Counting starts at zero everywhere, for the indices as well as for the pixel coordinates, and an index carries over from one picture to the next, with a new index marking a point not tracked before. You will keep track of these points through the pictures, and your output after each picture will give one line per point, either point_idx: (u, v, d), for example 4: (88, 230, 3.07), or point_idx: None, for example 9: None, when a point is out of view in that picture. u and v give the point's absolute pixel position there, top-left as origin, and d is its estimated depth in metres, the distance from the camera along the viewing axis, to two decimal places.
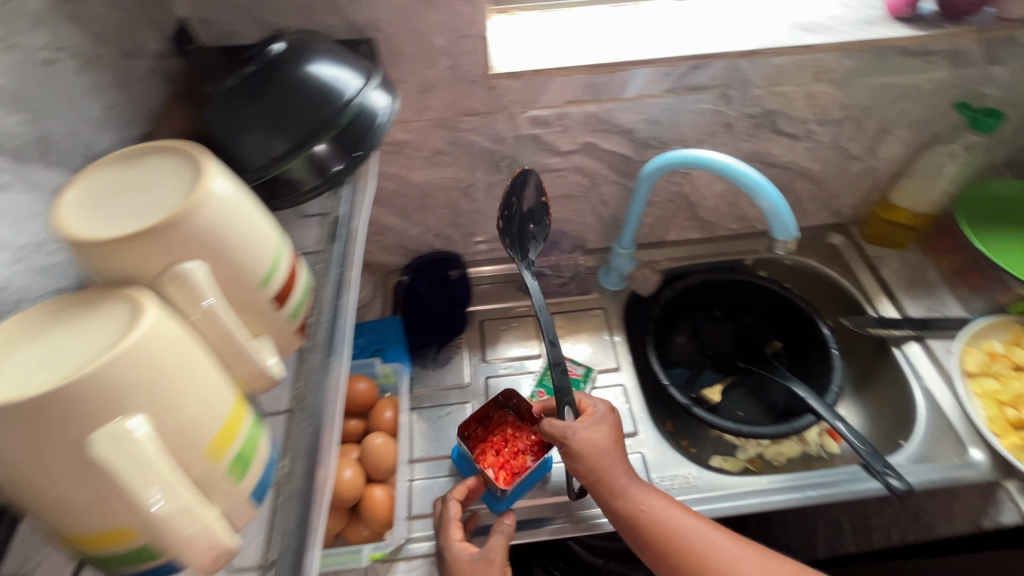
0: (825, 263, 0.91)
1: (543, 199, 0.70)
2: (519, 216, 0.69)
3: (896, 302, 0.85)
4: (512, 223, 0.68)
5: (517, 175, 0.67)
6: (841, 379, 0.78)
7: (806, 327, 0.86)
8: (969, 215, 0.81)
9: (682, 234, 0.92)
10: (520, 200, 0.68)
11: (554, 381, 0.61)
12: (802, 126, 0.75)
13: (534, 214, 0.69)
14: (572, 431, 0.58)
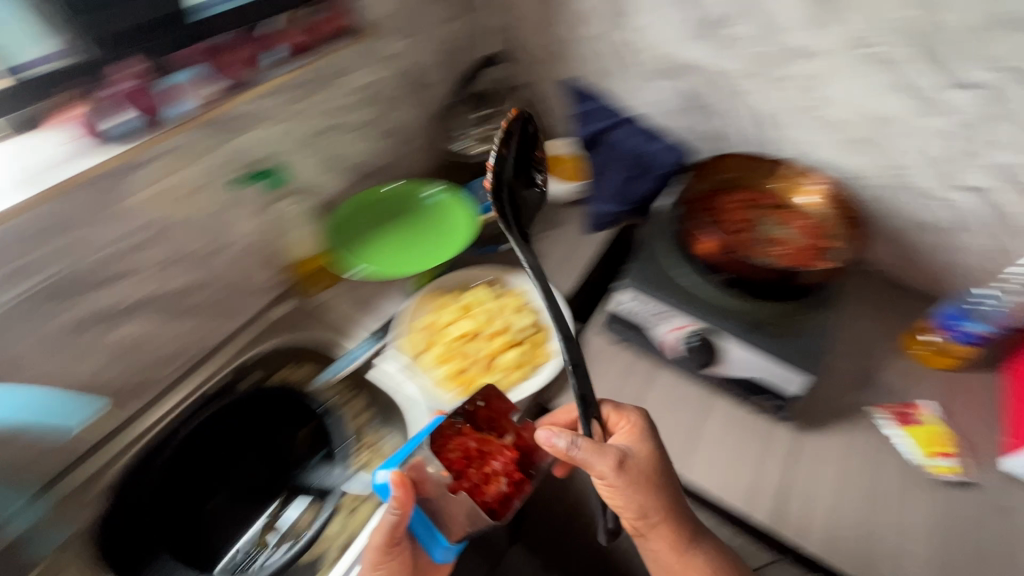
0: (291, 333, 0.93)
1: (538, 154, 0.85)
2: (515, 166, 0.81)
3: (360, 327, 0.93)
4: (519, 177, 0.82)
5: (512, 122, 0.77)
6: (344, 435, 0.85)
7: (299, 406, 0.87)
8: (341, 242, 0.95)
9: (130, 410, 0.83)
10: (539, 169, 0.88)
11: (582, 398, 0.70)
12: (109, 265, 0.71)
13: (530, 141, 0.83)
14: (628, 449, 0.69)
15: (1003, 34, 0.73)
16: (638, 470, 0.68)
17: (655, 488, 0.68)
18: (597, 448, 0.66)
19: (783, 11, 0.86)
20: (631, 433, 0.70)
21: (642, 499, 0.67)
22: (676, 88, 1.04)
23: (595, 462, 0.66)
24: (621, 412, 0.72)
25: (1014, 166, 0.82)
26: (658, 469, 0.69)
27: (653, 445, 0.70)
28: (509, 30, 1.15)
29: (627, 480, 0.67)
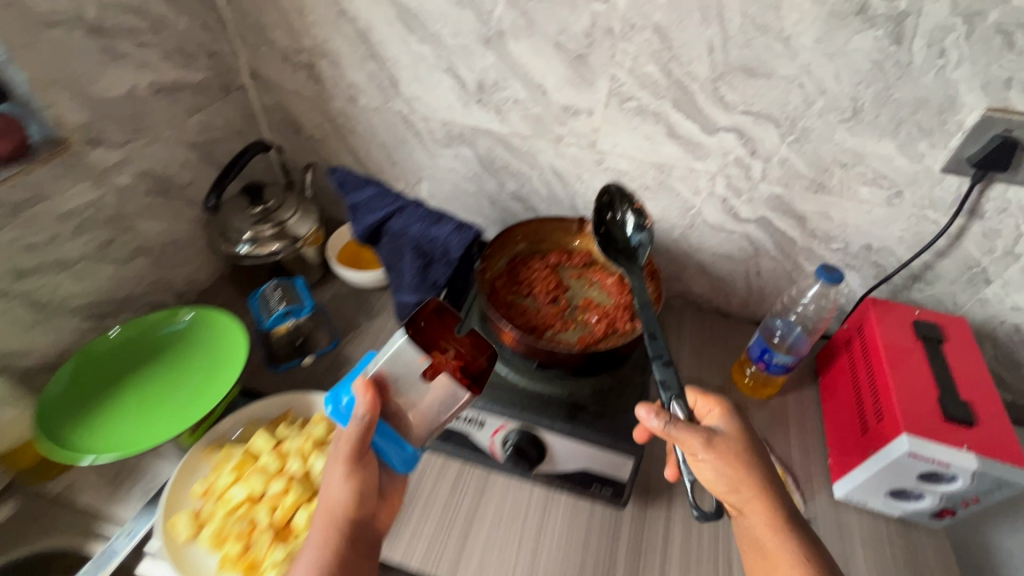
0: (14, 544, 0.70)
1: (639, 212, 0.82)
2: (608, 217, 0.84)
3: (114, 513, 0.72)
4: (614, 223, 0.83)
5: (614, 188, 0.83)
6: None
7: None
8: (52, 433, 0.72)
9: None
10: (612, 208, 0.84)
11: (666, 377, 0.66)
12: None
13: (625, 221, 0.83)
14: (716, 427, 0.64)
15: (739, 82, 0.75)
16: (735, 449, 0.61)
17: (754, 467, 0.60)
18: (698, 434, 0.60)
19: (544, 72, 0.82)
20: (721, 415, 0.66)
21: (740, 471, 0.60)
22: (468, 153, 0.97)
23: (685, 440, 0.61)
24: (714, 398, 0.68)
25: (783, 196, 0.85)
26: (751, 449, 0.63)
27: (744, 428, 0.64)
28: (282, 108, 1.02)
29: (725, 461, 0.60)
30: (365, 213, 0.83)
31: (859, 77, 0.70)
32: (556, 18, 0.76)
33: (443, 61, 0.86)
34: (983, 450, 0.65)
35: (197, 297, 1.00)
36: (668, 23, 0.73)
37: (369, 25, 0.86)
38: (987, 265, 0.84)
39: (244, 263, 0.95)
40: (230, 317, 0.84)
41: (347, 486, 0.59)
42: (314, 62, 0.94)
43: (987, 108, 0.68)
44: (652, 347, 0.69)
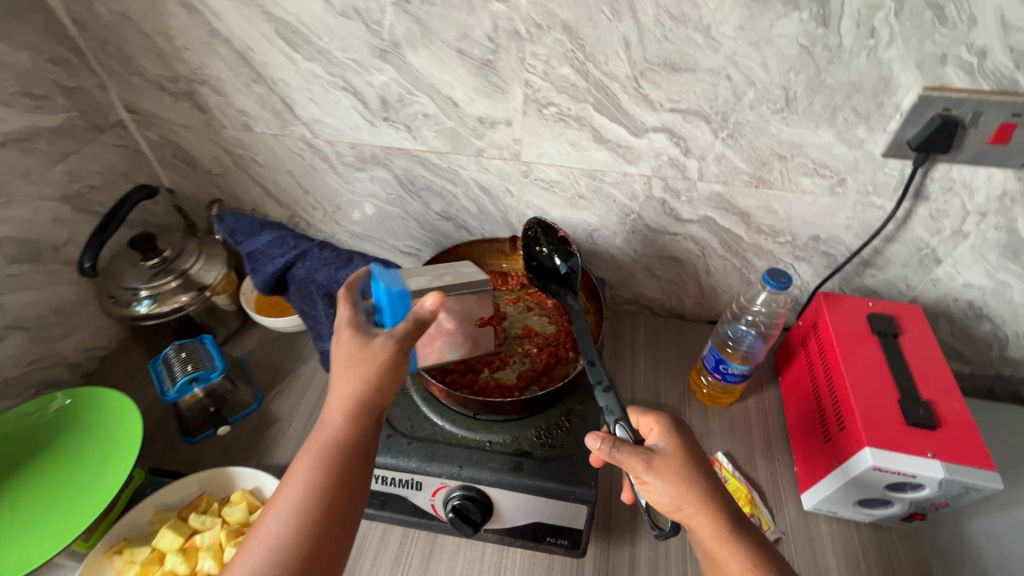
0: None
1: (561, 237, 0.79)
2: (533, 248, 0.79)
3: None
4: (540, 251, 0.79)
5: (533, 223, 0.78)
6: None
7: None
8: None
9: None
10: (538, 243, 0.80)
11: (608, 404, 0.60)
12: None
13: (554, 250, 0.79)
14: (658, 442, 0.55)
15: (662, 78, 0.68)
16: (678, 468, 0.52)
17: (697, 482, 0.52)
18: (640, 455, 0.52)
19: (451, 83, 0.74)
20: (660, 430, 0.56)
21: (687, 489, 0.51)
22: (385, 176, 0.88)
23: (627, 464, 0.53)
24: (650, 412, 0.58)
25: (723, 194, 0.79)
26: (694, 466, 0.53)
27: (691, 446, 0.55)
28: (171, 142, 0.91)
29: (669, 480, 0.52)
30: (262, 263, 0.74)
31: (788, 64, 0.64)
32: (453, 23, 0.68)
33: (338, 79, 0.76)
34: (947, 457, 0.61)
35: (99, 365, 0.90)
36: (576, 20, 0.65)
37: (247, 44, 0.75)
38: (937, 246, 0.80)
39: (146, 323, 0.84)
40: (124, 397, 0.74)
41: (379, 378, 0.52)
42: (195, 90, 0.82)
43: (924, 87, 0.63)
44: (592, 377, 0.63)
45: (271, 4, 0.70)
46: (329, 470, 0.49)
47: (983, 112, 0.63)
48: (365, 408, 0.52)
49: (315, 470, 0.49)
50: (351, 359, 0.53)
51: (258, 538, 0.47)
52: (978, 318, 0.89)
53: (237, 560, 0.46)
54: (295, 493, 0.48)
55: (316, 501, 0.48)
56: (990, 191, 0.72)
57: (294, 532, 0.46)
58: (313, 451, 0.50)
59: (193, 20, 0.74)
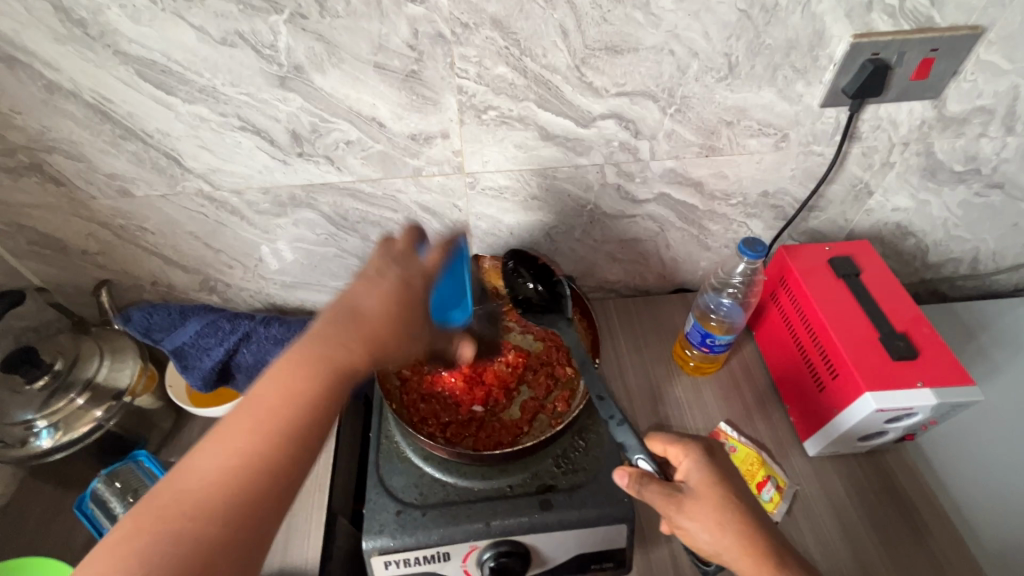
0: None
1: (541, 262, 0.75)
2: (519, 280, 0.72)
3: None
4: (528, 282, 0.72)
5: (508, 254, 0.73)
6: None
7: None
8: None
9: None
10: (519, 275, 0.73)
11: (622, 437, 0.59)
12: None
13: (542, 284, 0.72)
14: (685, 482, 0.55)
15: (605, 63, 0.63)
16: (711, 509, 0.52)
17: (734, 523, 0.52)
18: (671, 497, 0.53)
19: (373, 102, 0.64)
20: (692, 465, 0.55)
21: (725, 535, 0.51)
22: (312, 216, 0.76)
23: (656, 504, 0.54)
24: (679, 443, 0.57)
25: (676, 168, 0.77)
26: (729, 504, 0.53)
27: (721, 480, 0.54)
28: (22, 227, 0.72)
29: (706, 526, 0.52)
30: (196, 358, 0.77)
31: (728, 30, 0.62)
32: (364, 35, 0.58)
33: (232, 118, 0.64)
34: (933, 382, 0.66)
35: (0, 519, 0.72)
36: (506, 14, 0.58)
37: (102, 95, 0.60)
38: (869, 179, 0.83)
39: (56, 456, 0.68)
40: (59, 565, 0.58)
41: (406, 345, 0.52)
42: (43, 159, 0.65)
43: (853, 35, 0.64)
44: (603, 410, 0.61)
45: (126, 41, 0.56)
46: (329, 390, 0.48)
47: (906, 52, 0.66)
48: (388, 350, 0.51)
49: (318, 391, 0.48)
50: (389, 310, 0.51)
51: (233, 451, 0.44)
52: (904, 236, 0.92)
53: (203, 457, 0.44)
54: (291, 408, 0.46)
55: (306, 426, 0.47)
56: (912, 122, 0.75)
57: (273, 446, 0.45)
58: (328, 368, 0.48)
59: (19, 75, 0.58)
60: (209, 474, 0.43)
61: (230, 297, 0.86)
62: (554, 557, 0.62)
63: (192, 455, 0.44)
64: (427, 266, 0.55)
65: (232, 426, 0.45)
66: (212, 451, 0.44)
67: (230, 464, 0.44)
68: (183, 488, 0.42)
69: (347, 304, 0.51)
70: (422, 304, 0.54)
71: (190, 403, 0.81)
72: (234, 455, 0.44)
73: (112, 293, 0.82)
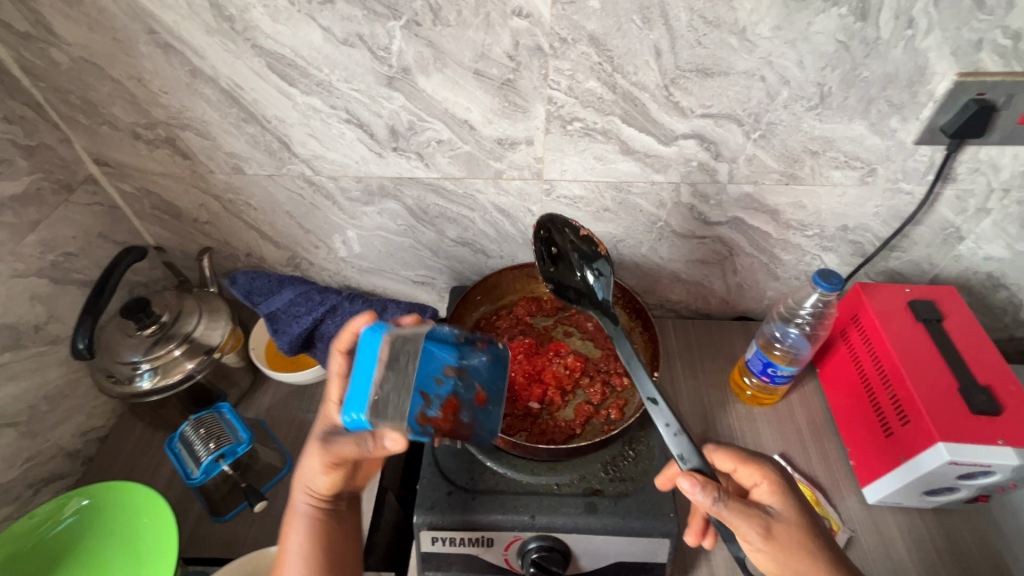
0: None
1: (583, 232, 0.73)
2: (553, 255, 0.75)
3: None
4: (562, 257, 0.75)
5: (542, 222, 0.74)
6: None
7: None
8: None
9: None
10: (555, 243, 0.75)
11: (679, 448, 0.55)
12: None
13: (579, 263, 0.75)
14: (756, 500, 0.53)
15: (694, 85, 0.65)
16: (796, 538, 0.50)
17: (817, 558, 0.50)
18: (749, 515, 0.50)
19: (467, 106, 0.69)
20: (770, 489, 0.54)
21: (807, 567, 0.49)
22: (395, 207, 0.82)
23: (737, 525, 0.50)
24: (749, 460, 0.55)
25: (753, 193, 0.77)
26: (814, 536, 0.51)
27: (794, 502, 0.53)
28: (149, 193, 0.82)
29: (782, 551, 0.50)
30: (287, 323, 0.83)
31: (824, 60, 0.62)
32: (469, 44, 0.63)
33: (340, 111, 0.70)
34: (1016, 442, 0.62)
35: (99, 448, 0.82)
36: (604, 31, 0.61)
37: (235, 83, 0.68)
38: (961, 224, 0.79)
39: (153, 398, 0.76)
40: (141, 489, 0.63)
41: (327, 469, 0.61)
42: (177, 135, 0.74)
43: (957, 74, 0.62)
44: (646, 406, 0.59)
45: (263, 37, 0.64)
46: (309, 526, 0.61)
47: (1015, 95, 0.63)
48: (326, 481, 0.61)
49: (298, 536, 0.60)
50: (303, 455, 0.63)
51: None
52: (995, 287, 0.87)
53: None
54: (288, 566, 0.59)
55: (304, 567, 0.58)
56: (1015, 168, 0.72)
57: None
58: (296, 515, 0.62)
59: (171, 60, 0.66)
60: None
61: (312, 275, 0.93)
62: (592, 559, 0.63)
63: None
64: (330, 405, 0.64)
65: None
66: None
67: None
68: None
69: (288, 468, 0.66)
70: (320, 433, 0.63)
71: (266, 364, 0.89)
72: None
73: (213, 259, 0.91)
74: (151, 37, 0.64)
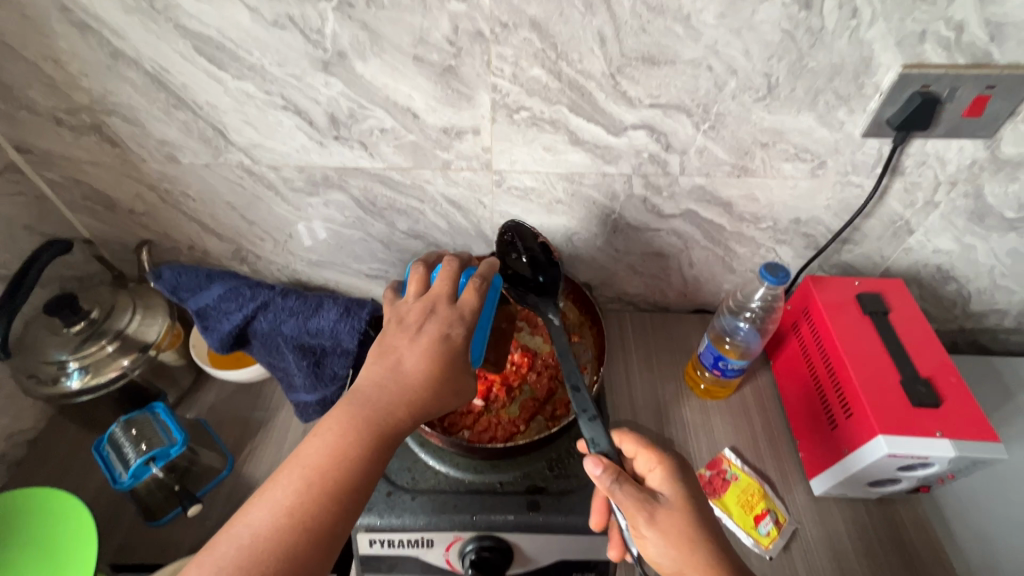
0: None
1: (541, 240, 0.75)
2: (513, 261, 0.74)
3: None
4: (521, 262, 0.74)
5: (507, 226, 0.73)
6: None
7: None
8: None
9: None
10: (515, 249, 0.75)
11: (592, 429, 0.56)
12: None
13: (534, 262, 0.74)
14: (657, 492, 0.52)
15: (641, 74, 0.64)
16: (682, 526, 0.49)
17: (703, 547, 0.48)
18: (643, 503, 0.50)
19: (409, 93, 0.66)
20: (664, 475, 0.53)
21: (693, 554, 0.48)
22: (342, 198, 0.79)
23: (625, 507, 0.50)
24: (654, 452, 0.55)
25: (705, 185, 0.76)
26: (702, 525, 0.50)
27: (693, 495, 0.52)
28: (79, 182, 0.78)
29: (672, 540, 0.49)
30: (216, 320, 0.79)
31: (771, 50, 0.61)
32: (406, 27, 0.60)
33: (276, 97, 0.67)
34: (953, 434, 0.63)
35: (29, 451, 0.78)
36: (546, 16, 0.59)
37: (160, 65, 0.64)
38: (910, 218, 0.79)
39: (83, 398, 0.72)
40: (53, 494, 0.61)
41: (440, 397, 0.52)
42: (102, 121, 0.70)
43: (902, 65, 0.62)
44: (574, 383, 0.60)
45: (186, 17, 0.60)
46: (348, 466, 0.48)
47: (959, 87, 0.63)
48: (393, 434, 0.50)
49: (321, 473, 0.47)
50: (427, 376, 0.52)
51: (284, 509, 0.45)
52: (945, 280, 0.88)
53: (245, 515, 0.45)
54: (284, 499, 0.45)
55: (303, 511, 0.45)
56: (961, 161, 0.72)
57: (323, 507, 0.46)
58: (354, 445, 0.48)
59: (89, 41, 0.62)
60: (259, 532, 0.44)
61: (259, 269, 0.90)
62: (535, 558, 0.62)
63: (224, 528, 0.45)
64: (458, 324, 0.55)
65: (280, 486, 0.46)
66: (263, 510, 0.45)
67: (278, 528, 0.44)
68: (232, 542, 0.44)
69: (391, 361, 0.53)
70: (463, 354, 0.54)
71: (210, 363, 0.85)
72: (287, 515, 0.45)
73: (153, 252, 0.87)
74: (64, 15, 0.60)
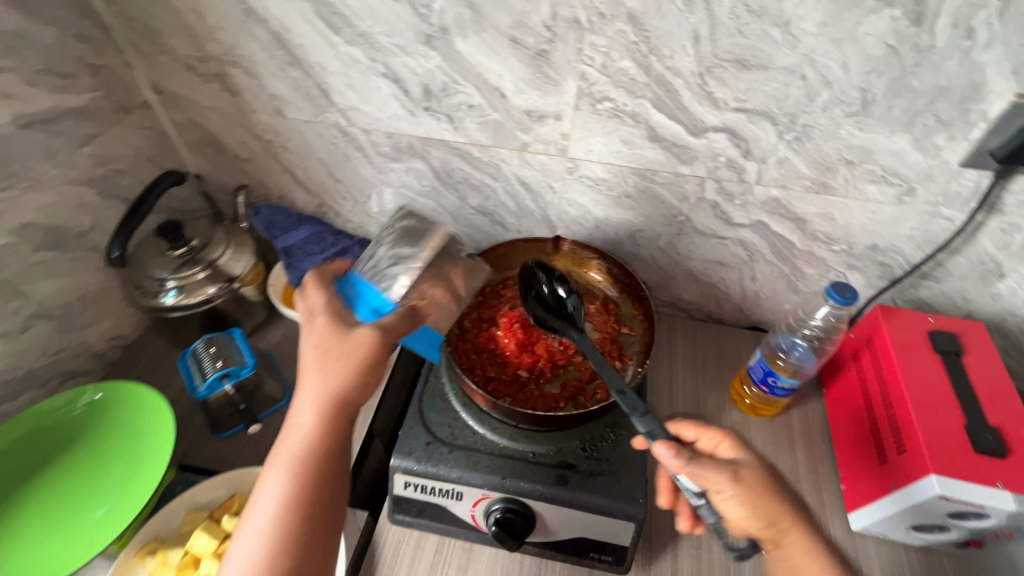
0: None
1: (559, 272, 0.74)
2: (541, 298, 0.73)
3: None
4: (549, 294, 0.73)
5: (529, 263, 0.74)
6: None
7: None
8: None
9: None
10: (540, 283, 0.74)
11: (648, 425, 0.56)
12: None
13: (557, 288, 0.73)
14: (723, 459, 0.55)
15: (730, 76, 0.64)
16: (758, 488, 0.53)
17: (778, 504, 0.52)
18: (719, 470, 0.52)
19: (501, 73, 0.70)
20: (730, 446, 0.57)
21: (772, 511, 0.52)
22: (421, 167, 0.84)
23: (705, 479, 0.52)
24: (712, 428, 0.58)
25: (780, 198, 0.75)
26: (776, 486, 0.53)
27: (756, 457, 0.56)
28: (198, 125, 0.87)
29: (751, 502, 0.52)
30: (300, 258, 0.88)
31: (871, 64, 0.60)
32: (509, 9, 0.64)
33: (379, 65, 0.72)
34: (1018, 487, 0.59)
35: (122, 354, 0.88)
36: (643, 10, 0.61)
37: (285, 25, 0.71)
38: (1003, 260, 0.74)
39: (174, 314, 0.81)
40: (134, 386, 0.72)
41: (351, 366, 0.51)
42: (226, 72, 0.78)
43: (1016, 94, 0.58)
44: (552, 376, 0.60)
45: None
46: (295, 461, 0.48)
47: None
48: (322, 419, 0.50)
49: (276, 479, 0.48)
50: (324, 358, 0.51)
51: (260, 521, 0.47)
52: None
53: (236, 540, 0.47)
54: (260, 524, 0.46)
55: (275, 514, 0.47)
56: None
57: (292, 503, 0.47)
58: (291, 443, 0.49)
59: None
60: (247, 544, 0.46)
61: (336, 225, 0.96)
62: (556, 530, 0.64)
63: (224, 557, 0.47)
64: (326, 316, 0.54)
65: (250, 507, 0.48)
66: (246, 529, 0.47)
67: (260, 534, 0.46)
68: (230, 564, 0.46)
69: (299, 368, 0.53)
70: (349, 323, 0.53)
71: (282, 300, 0.92)
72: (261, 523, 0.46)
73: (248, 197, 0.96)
74: None
